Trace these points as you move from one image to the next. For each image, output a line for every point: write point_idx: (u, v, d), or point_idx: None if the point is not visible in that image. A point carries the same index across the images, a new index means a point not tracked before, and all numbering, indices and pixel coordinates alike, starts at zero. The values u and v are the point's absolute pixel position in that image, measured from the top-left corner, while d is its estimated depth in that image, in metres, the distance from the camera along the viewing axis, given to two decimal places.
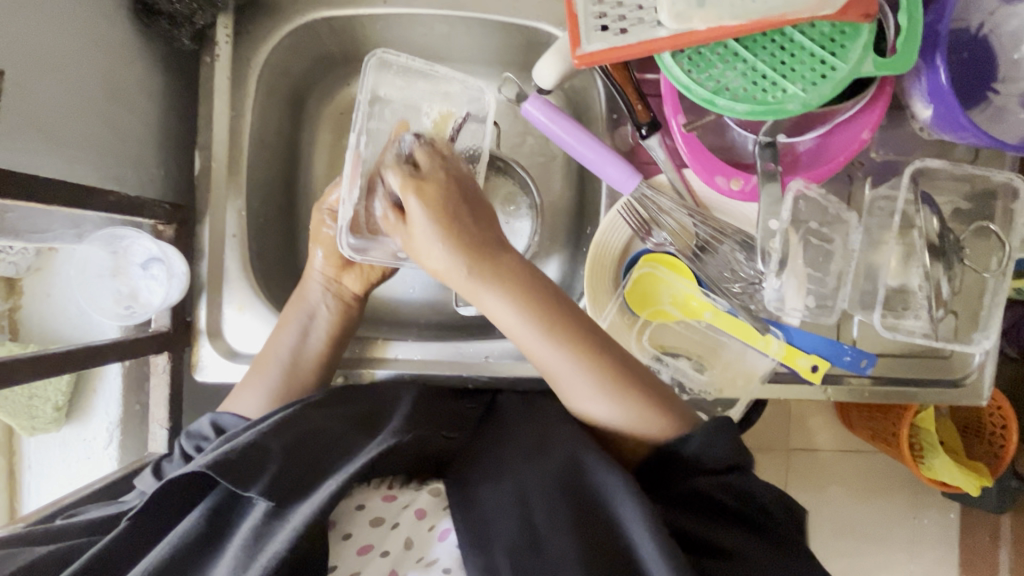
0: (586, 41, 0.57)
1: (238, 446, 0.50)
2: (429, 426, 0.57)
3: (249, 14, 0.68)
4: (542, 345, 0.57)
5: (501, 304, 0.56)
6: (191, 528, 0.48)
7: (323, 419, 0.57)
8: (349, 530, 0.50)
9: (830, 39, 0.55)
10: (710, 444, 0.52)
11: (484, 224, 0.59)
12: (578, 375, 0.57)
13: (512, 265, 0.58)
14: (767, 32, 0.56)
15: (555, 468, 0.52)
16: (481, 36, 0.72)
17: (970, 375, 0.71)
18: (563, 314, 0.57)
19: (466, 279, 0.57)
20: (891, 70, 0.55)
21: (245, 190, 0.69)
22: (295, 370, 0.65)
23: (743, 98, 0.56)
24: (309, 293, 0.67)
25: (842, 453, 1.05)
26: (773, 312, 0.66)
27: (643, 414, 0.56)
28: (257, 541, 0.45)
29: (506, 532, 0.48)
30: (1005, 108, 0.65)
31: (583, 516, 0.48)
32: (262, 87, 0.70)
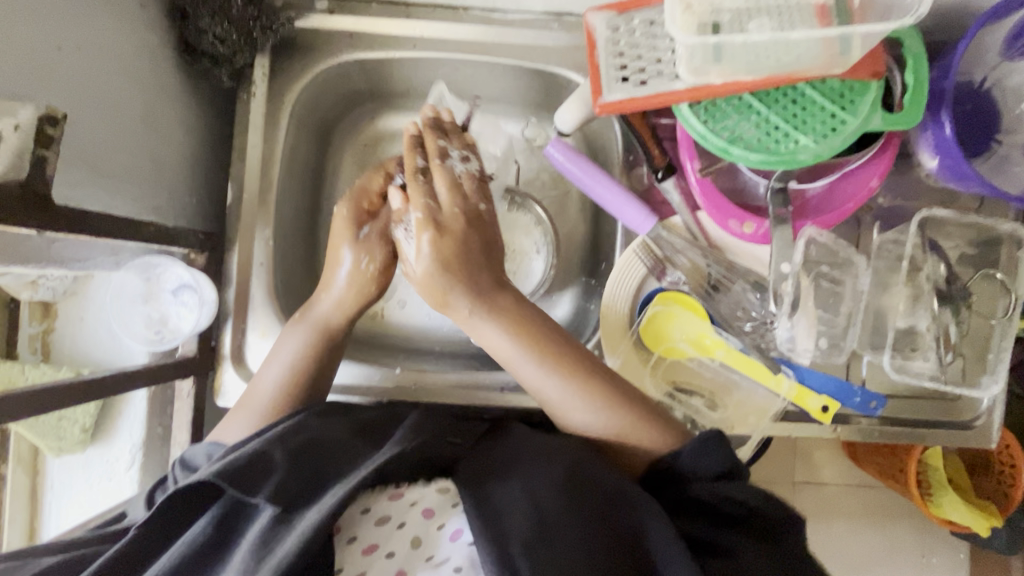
0: (606, 93, 0.60)
1: (243, 455, 0.51)
2: (434, 430, 0.57)
3: (284, 54, 0.71)
4: (513, 350, 0.61)
5: (467, 304, 0.61)
6: (201, 535, 0.50)
7: (325, 428, 0.58)
8: (354, 532, 0.52)
9: (839, 94, 0.58)
10: (705, 457, 0.54)
11: (484, 252, 0.62)
12: (565, 394, 0.60)
13: (513, 302, 0.62)
14: (780, 86, 0.59)
15: (560, 478, 0.53)
16: (503, 78, 0.75)
17: (979, 417, 0.72)
18: (537, 328, 0.61)
19: (467, 314, 0.61)
20: (899, 125, 0.57)
21: (273, 220, 0.72)
22: (292, 386, 0.65)
23: (756, 148, 0.58)
24: (320, 308, 0.67)
25: (850, 489, 1.05)
26: (784, 352, 0.68)
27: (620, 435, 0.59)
28: (265, 546, 0.47)
29: (517, 526, 0.48)
30: (1008, 158, 0.68)
31: (591, 523, 0.50)
32: (293, 122, 0.73)
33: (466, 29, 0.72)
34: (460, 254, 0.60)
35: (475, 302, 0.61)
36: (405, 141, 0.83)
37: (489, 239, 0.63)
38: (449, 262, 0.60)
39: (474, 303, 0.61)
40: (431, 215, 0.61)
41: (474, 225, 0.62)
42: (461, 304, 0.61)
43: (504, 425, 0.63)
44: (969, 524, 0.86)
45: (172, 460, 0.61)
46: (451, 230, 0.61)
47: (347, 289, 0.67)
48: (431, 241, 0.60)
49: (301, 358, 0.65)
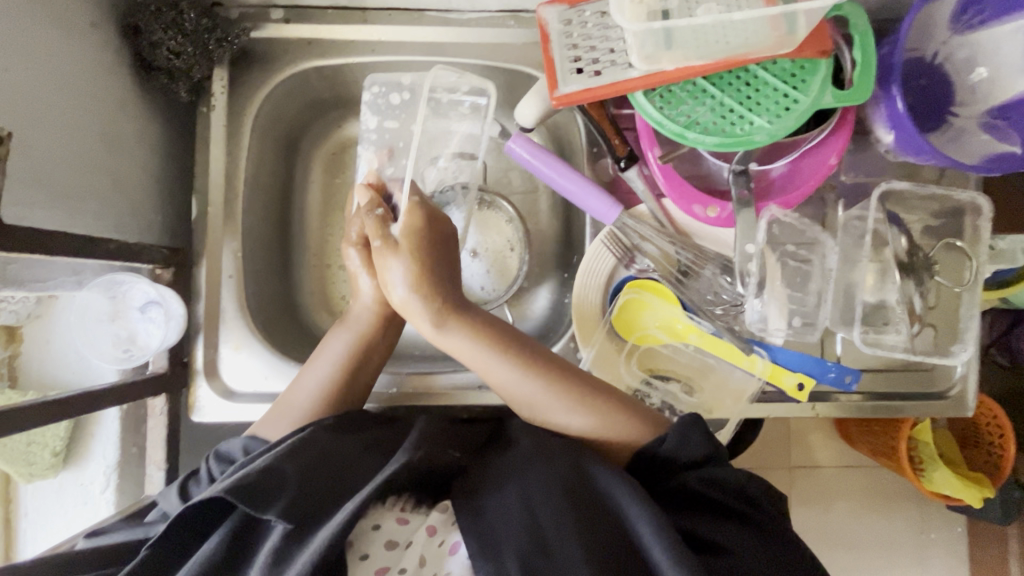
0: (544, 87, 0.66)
1: (251, 472, 0.51)
2: (437, 442, 0.58)
3: (244, 65, 0.72)
4: (481, 356, 0.63)
5: (458, 337, 0.63)
6: (212, 553, 0.49)
7: (333, 441, 0.57)
8: (366, 550, 0.52)
9: (790, 75, 0.59)
10: (687, 444, 0.56)
11: (450, 274, 0.64)
12: (539, 394, 0.63)
13: (476, 310, 0.65)
14: (732, 69, 0.59)
15: (565, 481, 0.54)
16: None
17: (953, 387, 0.74)
18: (495, 327, 0.64)
19: (432, 320, 0.62)
20: (850, 102, 0.58)
21: (240, 232, 0.72)
22: (339, 375, 0.67)
23: (712, 132, 0.59)
24: (355, 307, 0.69)
25: (843, 469, 1.06)
26: (756, 332, 0.68)
27: (606, 415, 0.61)
28: (277, 565, 0.47)
29: (517, 537, 0.49)
30: (963, 130, 0.71)
31: (592, 523, 0.51)
32: (256, 133, 0.73)
33: (424, 30, 0.72)
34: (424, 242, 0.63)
35: (428, 302, 0.62)
36: None
37: (447, 240, 0.65)
38: (429, 277, 0.62)
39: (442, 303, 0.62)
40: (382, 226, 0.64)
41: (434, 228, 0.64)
42: (423, 313, 0.62)
43: (505, 428, 0.64)
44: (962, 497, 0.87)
45: (209, 453, 0.62)
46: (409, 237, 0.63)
47: (372, 289, 0.68)
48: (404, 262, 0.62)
49: (349, 356, 0.68)
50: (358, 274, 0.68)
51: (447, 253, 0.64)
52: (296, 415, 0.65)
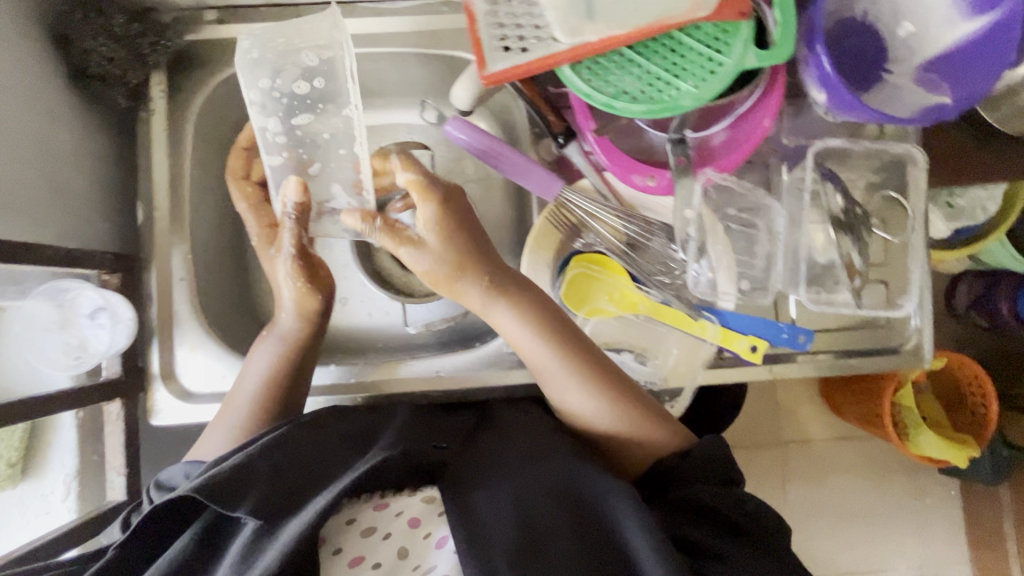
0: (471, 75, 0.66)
1: (225, 469, 0.52)
2: (420, 441, 0.60)
3: (182, 68, 0.72)
4: (530, 338, 0.63)
5: (509, 317, 0.62)
6: (185, 549, 0.50)
7: (312, 439, 0.58)
8: (340, 545, 0.51)
9: (714, 39, 0.59)
10: (708, 461, 0.58)
11: (491, 258, 0.62)
12: (567, 379, 0.62)
13: (528, 293, 0.63)
14: (656, 37, 0.60)
15: (553, 485, 0.55)
16: (406, 68, 0.77)
17: (909, 341, 0.74)
18: (552, 319, 0.63)
19: (477, 298, 0.63)
20: (773, 61, 0.58)
21: (189, 234, 0.72)
22: (266, 392, 0.65)
23: (640, 100, 0.59)
24: (280, 315, 0.66)
25: (836, 441, 1.10)
26: (704, 298, 0.68)
27: (623, 422, 0.62)
28: (247, 558, 0.47)
29: (506, 534, 0.49)
30: (897, 86, 0.72)
31: (581, 526, 0.52)
32: (199, 135, 0.73)
33: (359, 22, 0.73)
34: (455, 215, 0.61)
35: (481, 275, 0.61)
36: None
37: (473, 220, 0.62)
38: (464, 250, 0.61)
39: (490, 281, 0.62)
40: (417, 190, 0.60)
41: (448, 206, 0.60)
42: (471, 285, 0.62)
43: (494, 417, 0.70)
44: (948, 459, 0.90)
45: (148, 485, 0.59)
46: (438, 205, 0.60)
47: (299, 301, 0.64)
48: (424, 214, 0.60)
49: (274, 365, 0.66)
50: (280, 277, 0.64)
51: (481, 237, 0.62)
52: (229, 429, 0.64)
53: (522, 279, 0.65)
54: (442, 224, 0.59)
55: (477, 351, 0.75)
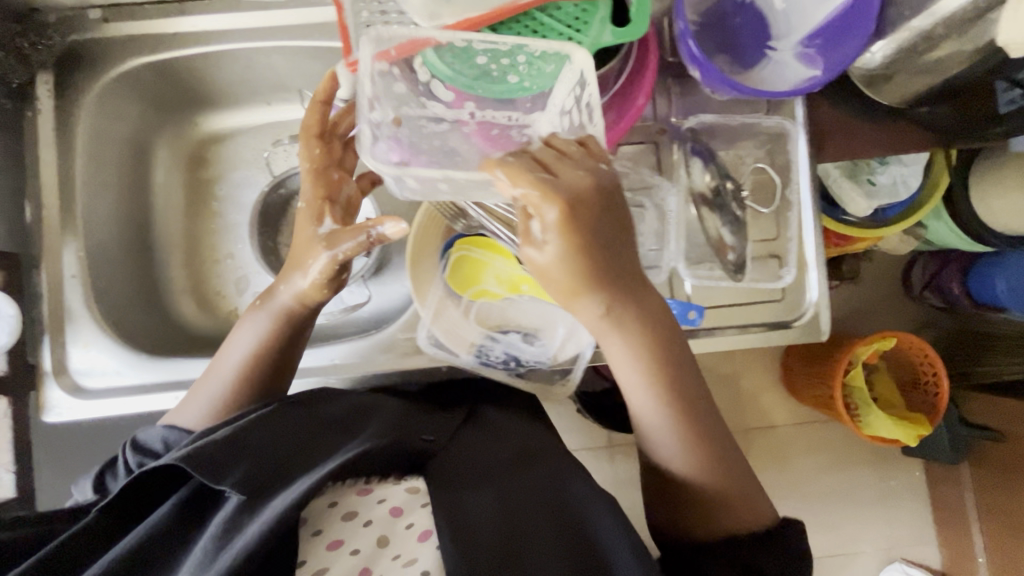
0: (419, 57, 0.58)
1: (212, 441, 0.51)
2: (408, 426, 0.58)
3: (69, 67, 0.73)
4: (628, 362, 0.58)
5: (623, 351, 0.57)
6: (162, 519, 0.49)
7: (300, 424, 0.57)
8: (320, 526, 0.51)
9: (574, 18, 0.60)
10: (751, 522, 0.59)
11: (620, 260, 0.53)
12: (654, 416, 0.60)
13: (654, 320, 0.57)
14: (517, 19, 0.61)
15: (542, 490, 0.56)
16: (298, 61, 0.78)
17: (805, 313, 0.74)
18: (661, 330, 0.57)
19: (593, 324, 0.56)
20: (629, 39, 0.59)
21: (81, 231, 0.73)
22: (256, 366, 0.64)
23: (500, 81, 0.61)
24: (277, 292, 0.63)
25: (805, 424, 1.29)
26: None
27: (700, 467, 0.59)
28: (226, 534, 0.46)
29: (483, 523, 0.50)
30: (781, 62, 0.72)
31: (561, 527, 0.53)
32: (90, 133, 0.74)
33: (244, 17, 0.75)
34: (578, 222, 0.49)
35: (595, 295, 0.53)
36: (234, 142, 0.87)
37: (616, 206, 0.52)
38: (590, 268, 0.51)
39: (608, 298, 0.53)
40: (544, 187, 0.48)
41: (606, 196, 0.51)
42: (592, 308, 0.53)
43: (480, 415, 0.65)
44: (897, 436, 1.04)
45: (124, 442, 0.61)
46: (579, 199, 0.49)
47: (306, 291, 0.62)
48: (546, 218, 0.48)
49: (260, 343, 0.64)
50: (307, 264, 0.60)
51: (615, 220, 0.51)
52: (210, 400, 0.63)
53: (634, 271, 0.55)
54: (581, 276, 0.51)
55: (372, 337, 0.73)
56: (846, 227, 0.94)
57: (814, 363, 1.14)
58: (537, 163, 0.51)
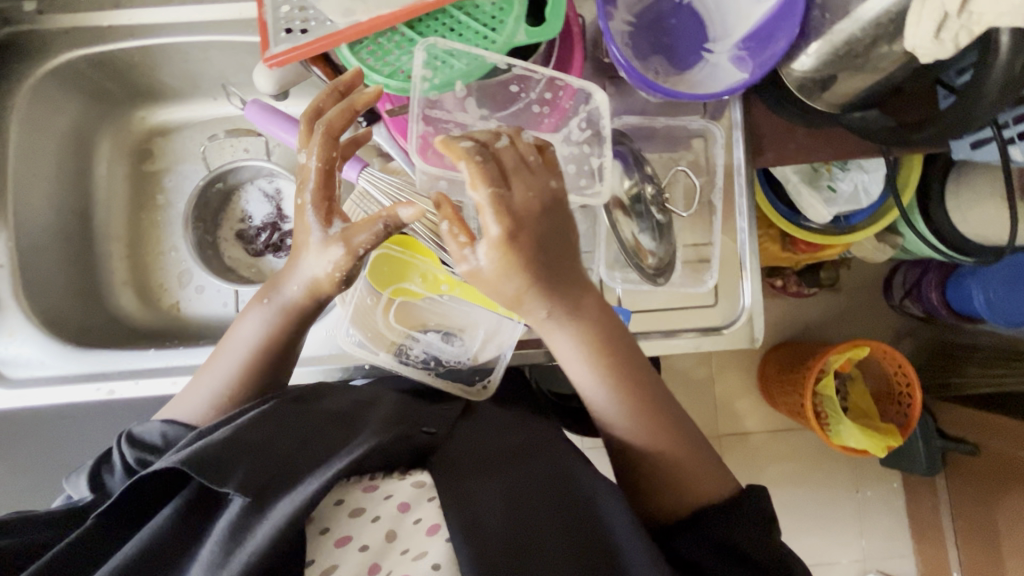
0: (423, 44, 0.57)
1: (214, 440, 0.48)
2: (406, 423, 0.57)
3: (7, 60, 0.74)
4: (574, 359, 0.55)
5: (563, 335, 0.54)
6: (166, 522, 0.47)
7: (299, 419, 0.54)
8: (327, 523, 0.49)
9: (491, 17, 0.59)
10: (720, 479, 0.56)
11: (570, 268, 0.51)
12: (596, 389, 0.56)
13: (596, 313, 0.54)
14: (434, 16, 0.60)
15: (551, 483, 0.55)
16: (236, 57, 0.78)
17: (738, 320, 0.72)
18: (600, 318, 0.54)
19: (538, 313, 0.52)
20: (544, 38, 0.58)
21: (12, 222, 0.73)
22: (258, 361, 0.60)
23: None
24: (285, 288, 0.57)
25: (773, 432, 1.27)
26: None
27: (647, 438, 0.56)
28: (235, 537, 0.45)
29: (495, 525, 0.49)
30: (717, 64, 0.71)
31: (572, 522, 0.52)
32: (24, 125, 0.75)
33: (181, 11, 0.75)
34: (532, 243, 0.47)
35: (540, 293, 0.50)
36: (179, 136, 0.88)
37: (566, 216, 0.49)
38: (534, 277, 0.49)
39: (553, 308, 0.52)
40: (501, 203, 0.46)
41: (552, 212, 0.48)
42: (536, 308, 0.51)
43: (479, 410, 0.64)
44: (866, 447, 1.03)
45: (118, 434, 0.57)
46: (530, 208, 0.47)
47: (319, 281, 0.54)
48: (478, 248, 0.47)
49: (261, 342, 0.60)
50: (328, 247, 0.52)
51: (558, 244, 0.49)
52: (211, 395, 0.59)
53: (584, 282, 0.53)
54: (525, 270, 0.48)
55: None
56: (806, 233, 0.92)
57: (790, 371, 1.13)
58: (501, 173, 0.47)
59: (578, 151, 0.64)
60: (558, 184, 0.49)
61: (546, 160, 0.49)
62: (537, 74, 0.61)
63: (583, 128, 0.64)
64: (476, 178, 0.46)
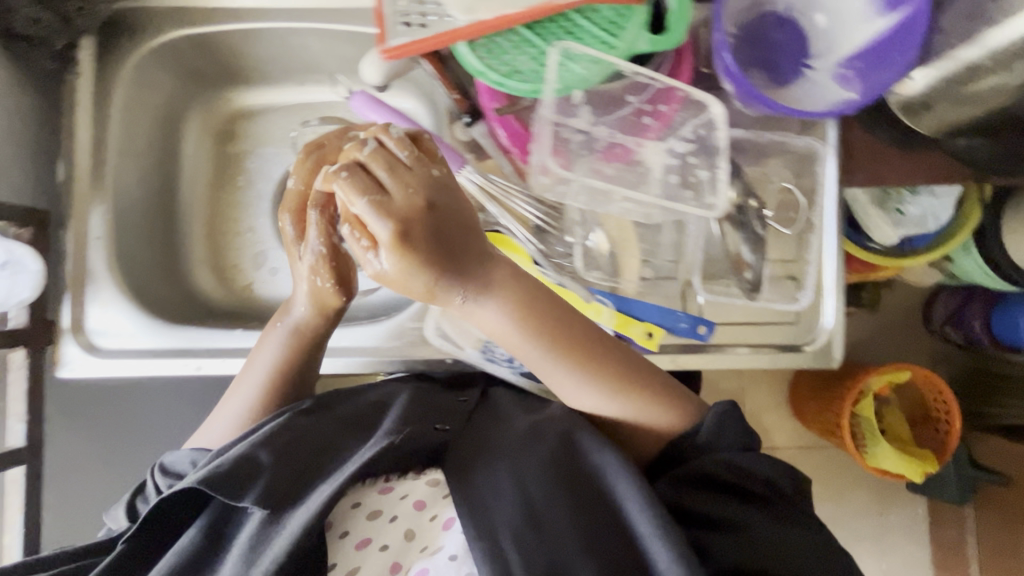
0: (559, 47, 0.58)
1: (228, 460, 0.52)
2: (421, 417, 0.59)
3: (112, 36, 0.75)
4: (551, 363, 0.58)
5: (500, 316, 0.56)
6: (192, 543, 0.52)
7: (314, 425, 0.58)
8: (347, 527, 0.53)
9: (610, 23, 0.59)
10: (723, 429, 0.57)
11: (463, 237, 0.53)
12: (584, 389, 0.58)
13: (519, 279, 0.56)
14: (554, 19, 0.60)
15: (551, 458, 0.55)
16: (333, 44, 0.80)
17: (818, 338, 0.72)
18: (540, 305, 0.56)
19: (453, 302, 0.55)
20: (666, 47, 0.59)
21: (110, 196, 0.74)
22: (275, 381, 0.65)
23: (531, 80, 0.60)
24: (295, 307, 0.64)
25: (803, 449, 1.26)
26: (603, 282, 0.70)
27: (636, 410, 0.59)
28: (254, 548, 0.49)
29: (507, 514, 0.50)
30: (817, 82, 0.71)
31: (582, 502, 0.52)
32: (126, 101, 0.76)
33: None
34: (434, 231, 0.51)
35: (395, 254, 0.50)
36: (263, 120, 0.88)
37: (456, 199, 0.53)
38: (438, 264, 0.52)
39: (468, 288, 0.54)
40: (381, 208, 0.50)
41: (433, 203, 0.52)
42: (453, 293, 0.54)
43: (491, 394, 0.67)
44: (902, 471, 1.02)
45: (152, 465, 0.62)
46: (416, 207, 0.51)
47: (319, 290, 0.62)
48: (380, 254, 0.51)
49: (280, 362, 0.65)
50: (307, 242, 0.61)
51: (455, 235, 0.53)
52: (234, 419, 0.65)
53: (481, 249, 0.55)
54: (418, 256, 0.51)
55: (381, 323, 0.74)
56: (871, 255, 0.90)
57: (827, 388, 1.12)
58: (376, 182, 0.52)
59: (681, 162, 0.65)
60: (439, 172, 0.54)
61: (424, 159, 0.54)
62: (661, 83, 0.62)
63: (688, 137, 0.64)
64: (360, 187, 0.51)
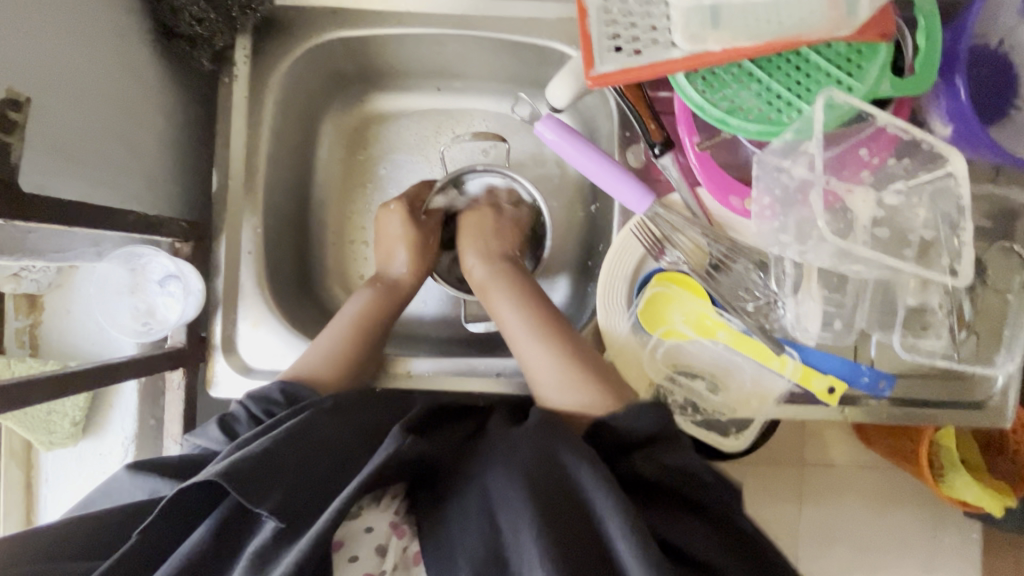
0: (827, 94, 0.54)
1: (251, 454, 0.47)
2: (439, 435, 0.54)
3: (264, 34, 0.70)
4: (528, 337, 0.63)
5: (509, 306, 0.66)
6: (199, 545, 0.46)
7: (331, 426, 0.53)
8: (356, 551, 0.49)
9: (846, 59, 0.55)
10: (642, 425, 0.51)
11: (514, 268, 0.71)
12: (552, 369, 0.60)
13: (546, 308, 0.66)
14: (782, 52, 0.56)
15: (537, 465, 0.48)
16: (489, 54, 0.74)
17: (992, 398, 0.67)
18: (547, 312, 0.65)
19: (500, 301, 0.67)
20: (910, 91, 0.54)
21: (260, 207, 0.70)
22: (357, 341, 0.67)
23: (756, 118, 0.57)
24: (391, 269, 0.74)
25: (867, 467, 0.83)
26: (788, 330, 0.64)
27: (595, 398, 0.57)
28: (263, 561, 0.44)
29: (474, 539, 0.46)
30: None
31: (570, 519, 0.45)
32: (278, 105, 0.71)
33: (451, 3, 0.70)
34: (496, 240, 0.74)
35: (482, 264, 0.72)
36: (396, 125, 0.83)
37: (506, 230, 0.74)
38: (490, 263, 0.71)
39: (511, 294, 0.67)
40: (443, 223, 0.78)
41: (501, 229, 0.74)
42: (497, 291, 0.68)
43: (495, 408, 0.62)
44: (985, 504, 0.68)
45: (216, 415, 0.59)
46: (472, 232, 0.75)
47: (407, 272, 0.74)
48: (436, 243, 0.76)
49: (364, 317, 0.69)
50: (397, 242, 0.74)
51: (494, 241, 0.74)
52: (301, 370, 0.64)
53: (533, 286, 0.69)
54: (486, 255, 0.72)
55: None
56: None
57: None
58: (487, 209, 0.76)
59: (889, 212, 0.59)
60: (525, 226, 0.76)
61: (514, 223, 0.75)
62: (908, 135, 0.57)
63: (903, 189, 0.58)
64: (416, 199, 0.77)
